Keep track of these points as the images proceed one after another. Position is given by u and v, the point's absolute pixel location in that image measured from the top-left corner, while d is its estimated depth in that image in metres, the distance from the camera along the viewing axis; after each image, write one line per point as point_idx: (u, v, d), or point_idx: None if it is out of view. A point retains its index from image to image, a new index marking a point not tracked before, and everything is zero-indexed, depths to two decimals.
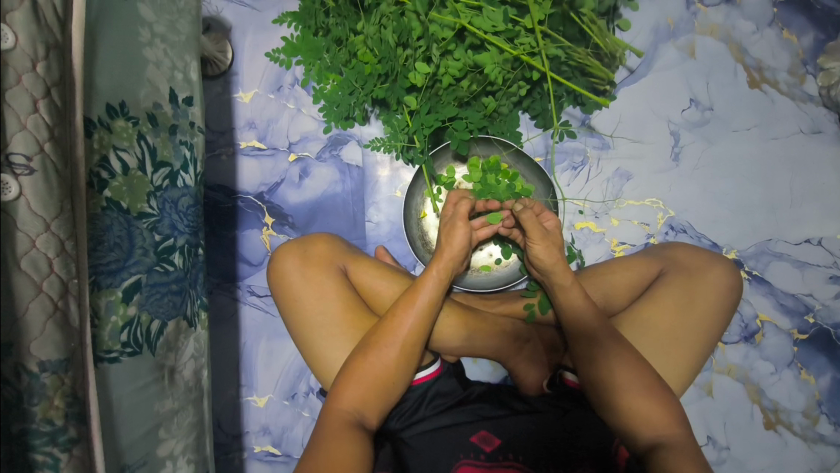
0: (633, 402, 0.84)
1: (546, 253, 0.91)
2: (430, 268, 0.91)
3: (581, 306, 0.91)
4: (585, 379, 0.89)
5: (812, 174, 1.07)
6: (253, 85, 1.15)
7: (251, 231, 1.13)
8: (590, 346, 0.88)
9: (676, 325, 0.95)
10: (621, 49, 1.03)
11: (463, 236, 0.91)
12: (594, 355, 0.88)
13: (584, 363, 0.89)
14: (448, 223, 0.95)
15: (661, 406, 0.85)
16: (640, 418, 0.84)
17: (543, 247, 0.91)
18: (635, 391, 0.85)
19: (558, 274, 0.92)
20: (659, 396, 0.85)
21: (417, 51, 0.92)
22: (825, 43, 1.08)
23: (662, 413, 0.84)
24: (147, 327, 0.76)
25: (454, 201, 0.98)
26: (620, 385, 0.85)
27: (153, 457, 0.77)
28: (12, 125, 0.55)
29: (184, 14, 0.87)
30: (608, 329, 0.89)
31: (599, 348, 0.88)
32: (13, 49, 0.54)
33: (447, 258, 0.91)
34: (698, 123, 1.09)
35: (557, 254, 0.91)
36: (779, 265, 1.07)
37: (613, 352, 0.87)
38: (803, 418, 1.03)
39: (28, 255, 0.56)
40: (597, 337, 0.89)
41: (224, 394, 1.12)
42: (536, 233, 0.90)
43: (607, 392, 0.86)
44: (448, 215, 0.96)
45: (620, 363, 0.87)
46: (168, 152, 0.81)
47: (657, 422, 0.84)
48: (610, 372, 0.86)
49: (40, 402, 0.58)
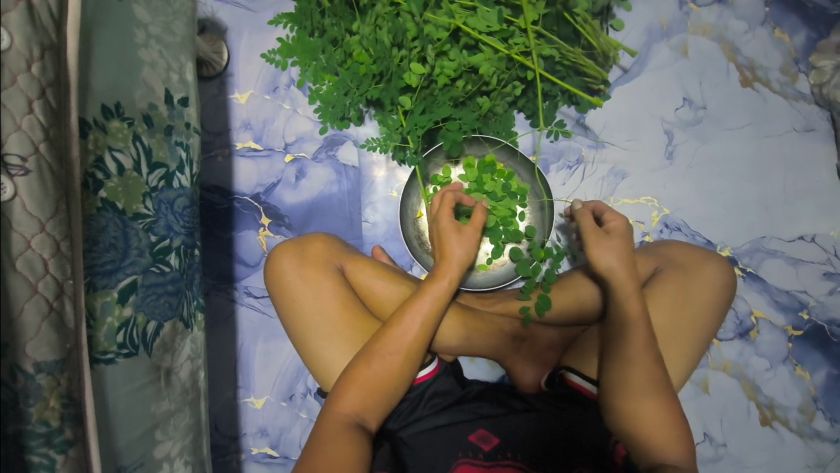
0: (651, 424, 0.84)
1: (602, 257, 0.87)
2: (439, 274, 0.90)
3: (633, 319, 0.86)
4: (603, 388, 0.88)
5: (805, 172, 1.08)
6: (248, 86, 1.15)
7: (247, 232, 1.13)
8: (625, 361, 0.86)
9: (680, 328, 0.96)
10: (614, 50, 1.02)
11: (470, 240, 0.94)
12: (625, 374, 0.86)
13: (612, 376, 0.87)
14: (450, 228, 0.94)
15: (674, 428, 0.85)
16: (648, 439, 0.84)
17: (600, 252, 0.87)
18: (653, 412, 0.85)
19: (619, 280, 0.87)
20: (673, 419, 0.86)
21: (411, 52, 0.94)
22: (817, 42, 1.09)
23: (673, 437, 0.85)
24: (143, 328, 0.75)
25: (448, 202, 0.96)
26: (643, 403, 0.85)
27: (150, 458, 0.77)
28: (7, 126, 0.55)
29: (180, 16, 0.87)
30: (650, 345, 0.86)
31: (633, 366, 0.85)
32: (9, 50, 0.55)
33: (454, 262, 0.91)
34: (691, 121, 1.10)
35: (613, 260, 0.87)
36: (773, 262, 1.07)
37: (643, 371, 0.86)
38: (799, 414, 1.04)
39: (23, 255, 0.56)
40: (634, 353, 0.85)
41: (221, 396, 1.12)
42: (591, 238, 0.89)
43: (627, 409, 0.85)
44: (441, 221, 0.95)
45: (647, 383, 0.85)
46: (164, 153, 0.81)
47: (666, 445, 0.84)
48: (637, 390, 0.85)
49: (36, 403, 0.58)
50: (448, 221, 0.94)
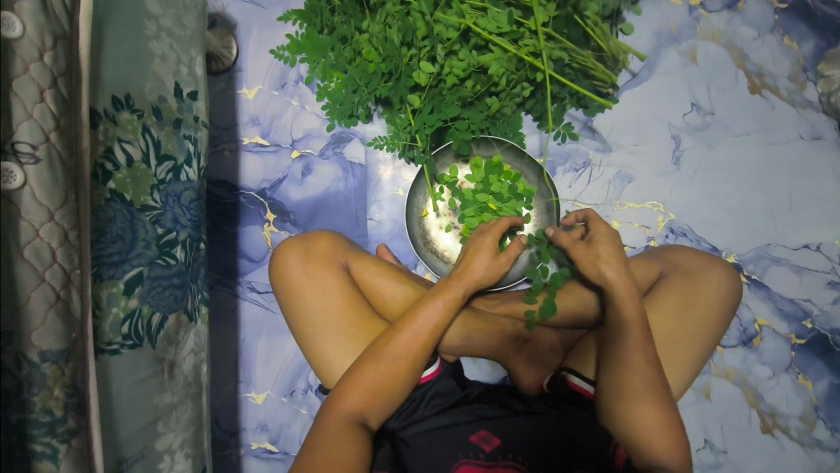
0: (648, 427, 0.85)
1: (594, 269, 0.92)
2: (452, 285, 0.90)
3: (629, 323, 0.88)
4: (603, 392, 0.89)
5: (812, 180, 1.08)
6: (257, 82, 1.16)
7: (252, 227, 1.13)
8: (624, 366, 0.88)
9: (686, 335, 0.96)
10: (624, 53, 1.03)
11: (503, 265, 0.95)
12: (622, 375, 0.87)
13: (608, 377, 0.89)
14: (483, 248, 0.95)
15: (671, 433, 0.86)
16: (646, 443, 0.85)
17: (591, 264, 0.92)
18: (649, 416, 0.86)
19: (618, 287, 0.89)
20: (670, 424, 0.86)
21: (421, 51, 0.94)
22: (825, 50, 1.09)
23: (670, 442, 0.86)
24: (148, 320, 0.76)
25: (500, 227, 0.97)
26: (639, 406, 0.86)
27: (151, 450, 0.77)
28: (19, 114, 0.55)
29: (191, 9, 0.87)
30: (649, 350, 0.88)
31: (630, 368, 0.87)
32: (21, 38, 0.55)
33: (472, 278, 0.92)
34: (698, 127, 1.10)
35: (607, 270, 0.90)
36: (777, 269, 1.07)
37: (640, 373, 0.87)
38: (800, 422, 1.04)
39: (31, 244, 0.56)
40: (630, 355, 0.88)
41: (222, 391, 1.12)
42: (578, 252, 0.93)
43: (623, 410, 0.87)
44: (480, 240, 0.96)
45: (645, 385, 0.87)
46: (173, 146, 0.81)
47: (663, 450, 0.85)
48: (633, 392, 0.86)
49: (40, 392, 0.58)
50: (489, 243, 0.95)
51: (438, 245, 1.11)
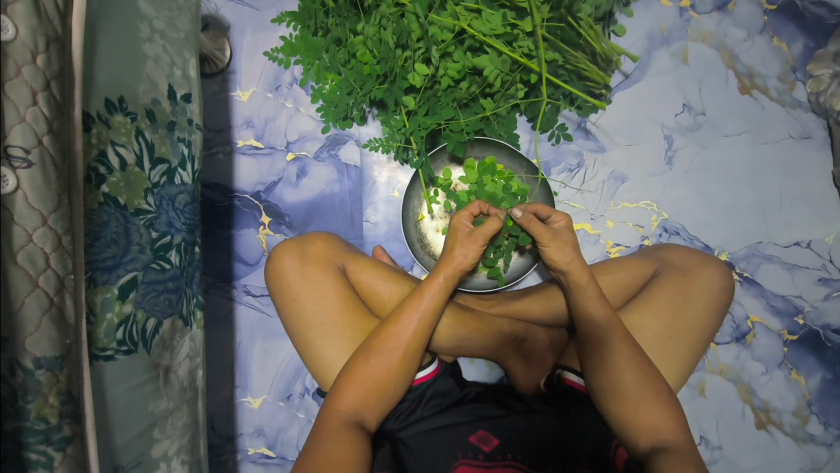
0: (642, 412, 0.84)
1: (559, 254, 0.91)
2: (436, 274, 0.90)
3: (596, 308, 0.89)
4: (592, 385, 0.88)
5: (802, 179, 1.10)
6: (250, 84, 1.15)
7: (247, 231, 1.12)
8: (608, 358, 0.86)
9: (668, 324, 0.96)
10: (617, 55, 1.02)
11: (475, 248, 0.92)
12: (606, 355, 0.87)
13: (592, 360, 0.88)
14: (461, 233, 0.94)
15: (668, 412, 0.85)
16: (643, 424, 0.84)
17: (556, 249, 0.91)
18: (640, 396, 0.85)
19: (574, 274, 0.91)
20: (664, 401, 0.85)
21: (416, 53, 0.93)
22: (814, 50, 1.11)
23: (670, 424, 0.84)
24: (143, 325, 0.75)
25: (472, 210, 0.96)
26: (629, 389, 0.85)
27: (147, 457, 0.76)
28: (11, 117, 0.54)
29: (184, 12, 0.87)
30: (629, 338, 0.88)
31: (612, 347, 0.87)
32: (14, 40, 0.54)
33: (454, 265, 0.91)
34: (690, 127, 1.12)
35: (570, 254, 0.91)
36: (769, 267, 1.09)
37: (622, 350, 0.87)
38: (794, 417, 1.06)
39: (25, 249, 0.56)
40: (610, 336, 0.87)
41: (217, 396, 1.11)
42: (545, 237, 0.91)
43: (614, 398, 0.86)
44: (458, 223, 0.95)
45: (629, 362, 0.86)
46: (166, 149, 0.80)
47: (662, 427, 0.84)
48: (623, 378, 0.85)
49: (35, 400, 0.57)
50: (465, 224, 0.95)
51: (436, 248, 1.11)
